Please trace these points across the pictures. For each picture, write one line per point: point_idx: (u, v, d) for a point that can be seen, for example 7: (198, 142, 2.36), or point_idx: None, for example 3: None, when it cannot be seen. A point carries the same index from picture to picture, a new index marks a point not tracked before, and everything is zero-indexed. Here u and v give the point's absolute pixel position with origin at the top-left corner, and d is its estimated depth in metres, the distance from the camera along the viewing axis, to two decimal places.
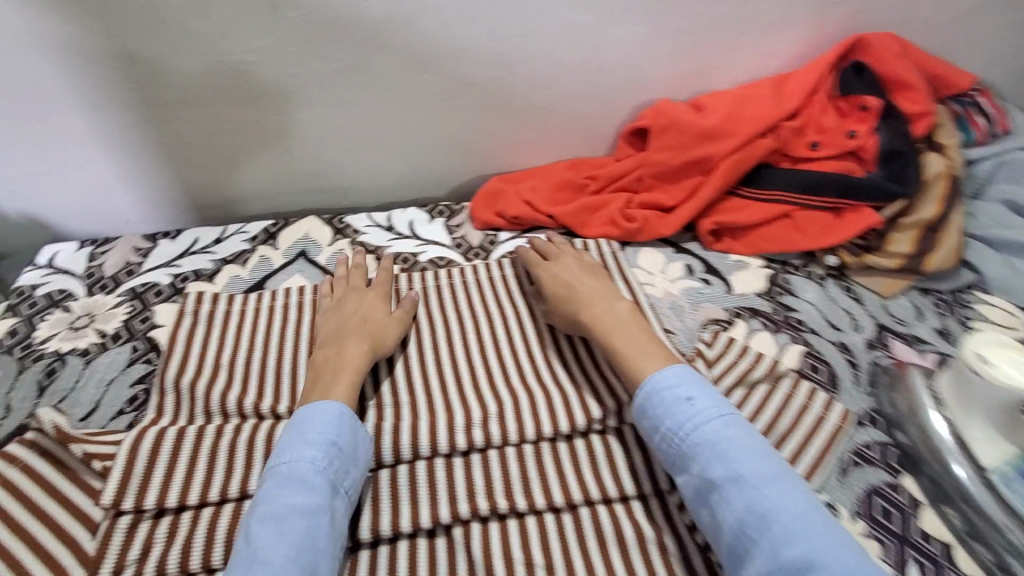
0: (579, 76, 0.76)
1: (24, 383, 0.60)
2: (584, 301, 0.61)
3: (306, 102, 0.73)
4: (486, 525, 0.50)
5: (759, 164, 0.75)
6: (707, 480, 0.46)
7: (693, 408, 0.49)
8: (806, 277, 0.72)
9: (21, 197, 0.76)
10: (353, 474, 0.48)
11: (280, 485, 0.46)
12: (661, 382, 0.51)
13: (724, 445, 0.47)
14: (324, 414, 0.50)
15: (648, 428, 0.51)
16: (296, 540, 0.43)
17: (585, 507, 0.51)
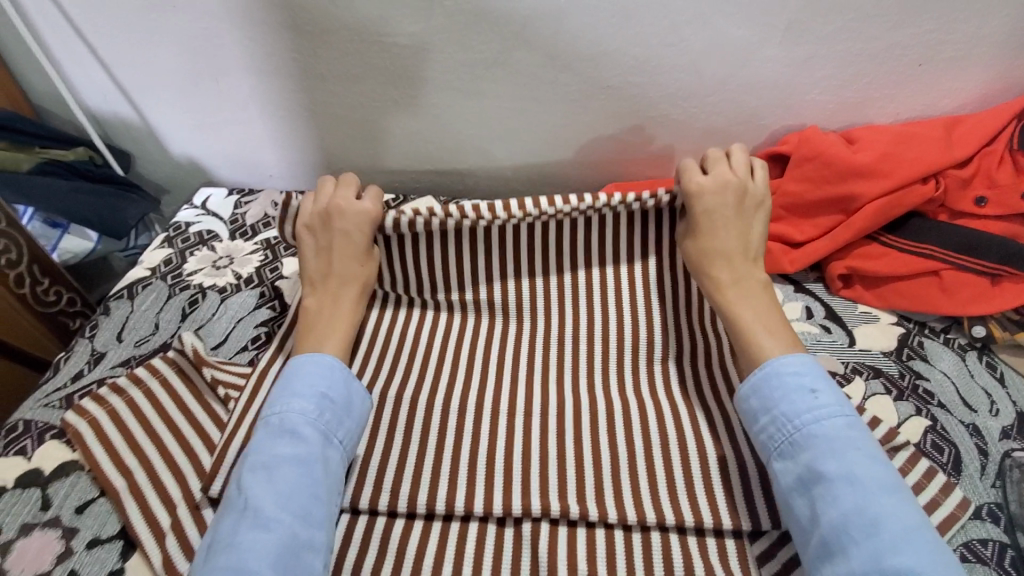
0: (719, 91, 0.73)
1: (171, 307, 0.67)
2: (722, 252, 0.57)
3: (444, 88, 0.76)
4: (555, 527, 0.50)
5: (909, 212, 0.69)
6: (817, 471, 0.44)
7: (816, 401, 0.48)
8: (943, 344, 0.65)
9: (189, 142, 0.85)
10: (346, 426, 0.51)
11: (271, 434, 0.48)
12: (786, 367, 0.50)
13: (843, 444, 0.45)
14: (316, 366, 0.52)
15: (759, 410, 0.50)
16: (285, 486, 0.45)
17: (656, 531, 0.50)
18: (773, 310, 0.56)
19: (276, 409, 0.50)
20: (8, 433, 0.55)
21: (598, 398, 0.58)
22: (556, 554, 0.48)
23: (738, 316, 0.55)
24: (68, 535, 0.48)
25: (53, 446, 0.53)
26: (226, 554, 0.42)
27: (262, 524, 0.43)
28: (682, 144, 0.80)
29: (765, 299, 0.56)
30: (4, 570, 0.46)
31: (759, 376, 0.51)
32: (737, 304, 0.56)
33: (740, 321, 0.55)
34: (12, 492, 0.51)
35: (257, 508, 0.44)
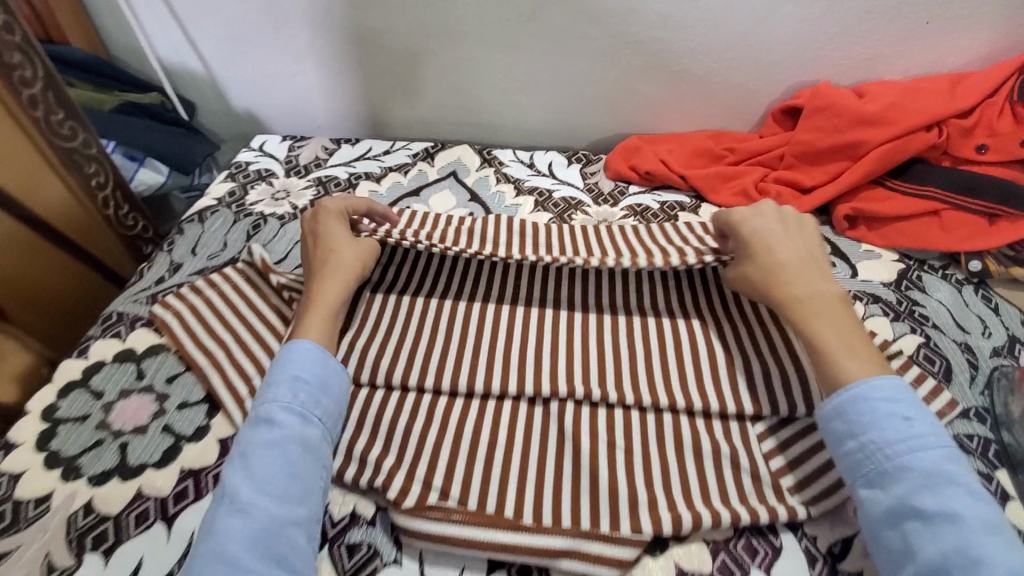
0: (738, 47, 0.79)
1: (237, 230, 0.75)
2: (789, 274, 0.56)
3: (484, 42, 0.83)
4: (579, 408, 0.55)
5: (912, 158, 0.74)
6: (913, 506, 0.42)
7: (911, 430, 0.45)
8: (941, 278, 0.70)
9: (248, 92, 0.94)
10: (323, 404, 0.51)
11: (251, 426, 0.49)
12: (876, 392, 0.47)
13: (943, 479, 0.43)
14: (288, 356, 0.52)
15: (843, 432, 0.47)
16: (261, 473, 0.45)
17: (669, 414, 0.55)
18: (852, 324, 0.52)
19: (258, 401, 0.50)
20: (105, 320, 0.63)
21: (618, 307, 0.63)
22: (580, 427, 0.54)
23: (822, 336, 0.51)
24: (161, 398, 0.56)
25: (144, 332, 0.61)
26: (206, 543, 0.42)
27: (239, 509, 0.43)
28: (701, 99, 0.86)
29: (843, 315, 0.53)
30: (109, 422, 0.54)
31: (844, 399, 0.48)
32: (813, 322, 0.52)
33: (822, 340, 0.51)
34: (111, 365, 0.59)
35: (231, 495, 0.44)
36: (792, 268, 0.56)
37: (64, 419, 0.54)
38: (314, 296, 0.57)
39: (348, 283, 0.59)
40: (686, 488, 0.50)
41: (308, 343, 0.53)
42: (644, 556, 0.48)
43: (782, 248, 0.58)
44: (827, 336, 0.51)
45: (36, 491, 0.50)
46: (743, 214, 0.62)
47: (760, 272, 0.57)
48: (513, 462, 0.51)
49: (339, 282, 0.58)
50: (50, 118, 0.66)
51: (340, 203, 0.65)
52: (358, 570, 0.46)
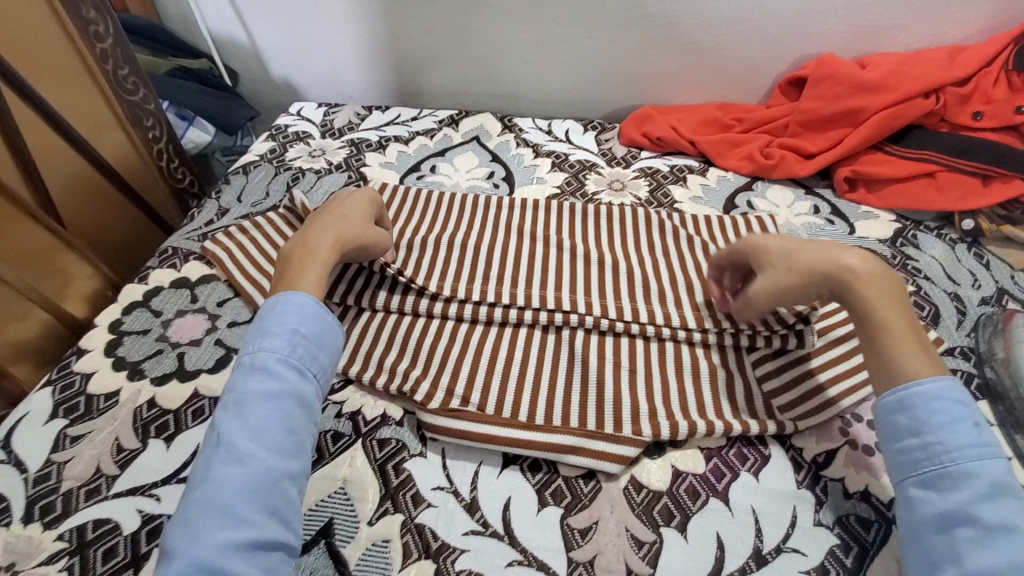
0: (747, 20, 0.84)
1: (278, 181, 0.82)
2: (842, 263, 0.50)
3: (506, 15, 0.88)
4: (588, 335, 0.60)
5: (910, 125, 0.78)
6: (972, 513, 0.39)
7: (979, 437, 0.41)
8: (935, 236, 0.74)
9: (286, 62, 1.01)
10: (319, 360, 0.50)
11: (243, 373, 0.47)
12: (949, 394, 0.43)
13: (1006, 490, 0.39)
14: (286, 306, 0.50)
15: (906, 428, 0.43)
16: (258, 424, 0.44)
17: (670, 342, 0.60)
18: (911, 315, 0.48)
19: (249, 350, 0.49)
20: (161, 254, 0.70)
21: (626, 253, 0.69)
22: (588, 350, 0.59)
23: (883, 326, 0.46)
24: (213, 317, 0.63)
25: (198, 263, 0.68)
26: (199, 491, 0.41)
27: (234, 458, 0.43)
28: (712, 71, 0.90)
29: (899, 297, 0.48)
30: (168, 335, 0.61)
31: (910, 397, 0.44)
32: (874, 314, 0.47)
33: (887, 331, 0.46)
34: (168, 290, 0.65)
35: (227, 444, 0.43)
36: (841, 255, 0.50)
37: (128, 331, 0.61)
38: (306, 251, 0.55)
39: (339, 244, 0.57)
40: (684, 402, 0.55)
41: (303, 296, 0.51)
42: (644, 458, 0.53)
43: (828, 242, 0.52)
44: (889, 325, 0.46)
45: (107, 388, 0.56)
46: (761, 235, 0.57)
47: (812, 266, 0.51)
48: (527, 376, 0.56)
49: (331, 240, 0.56)
50: (117, 73, 0.73)
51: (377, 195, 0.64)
52: (388, 459, 0.52)
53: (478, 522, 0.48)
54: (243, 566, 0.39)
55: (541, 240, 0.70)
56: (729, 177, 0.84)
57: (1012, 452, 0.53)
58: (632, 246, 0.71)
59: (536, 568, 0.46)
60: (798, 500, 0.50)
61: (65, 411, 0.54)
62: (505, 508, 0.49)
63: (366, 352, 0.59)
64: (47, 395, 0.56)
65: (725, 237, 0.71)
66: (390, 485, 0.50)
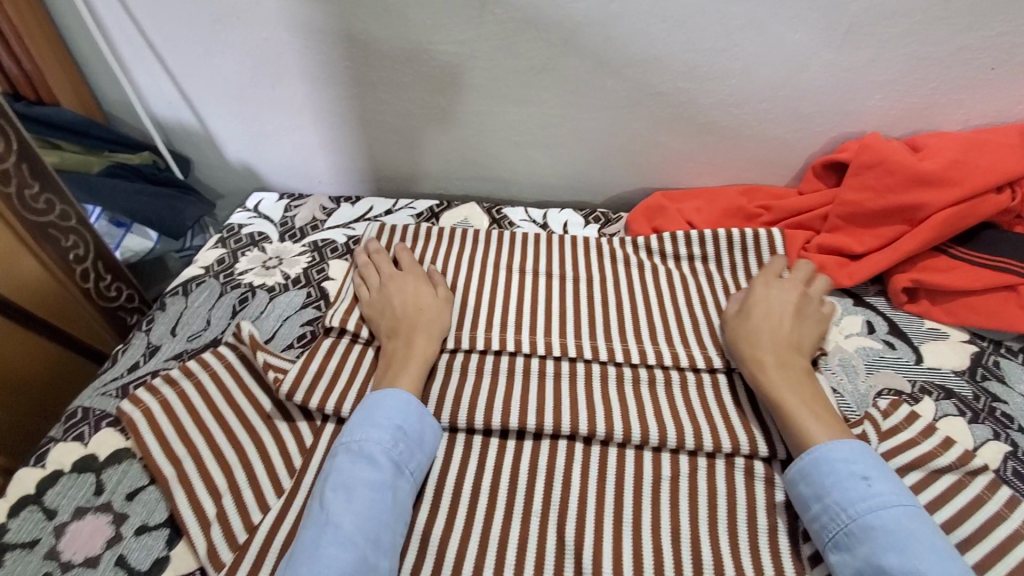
0: (773, 98, 0.71)
1: (222, 305, 0.68)
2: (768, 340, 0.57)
3: (491, 95, 0.76)
4: (605, 449, 0.53)
5: (979, 223, 0.65)
6: (877, 564, 0.42)
7: (870, 490, 0.46)
8: (1022, 366, 0.60)
9: (245, 147, 0.89)
10: (417, 458, 0.51)
11: (350, 460, 0.49)
12: (835, 453, 0.48)
13: (907, 538, 0.43)
14: (393, 400, 0.52)
15: (808, 495, 0.48)
16: (361, 509, 0.46)
17: (703, 458, 0.53)
18: (821, 403, 0.53)
19: (351, 438, 0.50)
20: (68, 419, 0.57)
21: (643, 344, 0.60)
22: (604, 473, 0.52)
23: (780, 401, 0.53)
24: (118, 520, 0.49)
25: (108, 434, 0.55)
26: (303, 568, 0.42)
27: (340, 542, 0.44)
28: (732, 152, 0.78)
29: (808, 385, 0.54)
30: (59, 551, 0.47)
31: (806, 462, 0.49)
32: (779, 391, 0.53)
33: (782, 402, 0.52)
34: (69, 475, 0.52)
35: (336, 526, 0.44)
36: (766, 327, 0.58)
37: (11, 545, 0.48)
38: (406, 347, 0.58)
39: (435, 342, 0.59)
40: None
41: (405, 392, 0.53)
42: None
43: (779, 318, 0.59)
44: (790, 404, 0.52)
45: None
46: (762, 278, 0.63)
47: (749, 335, 0.58)
48: (536, 501, 0.50)
49: (427, 338, 0.59)
50: (24, 192, 0.61)
51: (414, 263, 0.68)
52: None
53: None
54: None
55: (543, 334, 0.61)
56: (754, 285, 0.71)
57: None
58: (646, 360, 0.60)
59: None
60: None
61: None
62: None
63: None
64: None
65: None
66: None
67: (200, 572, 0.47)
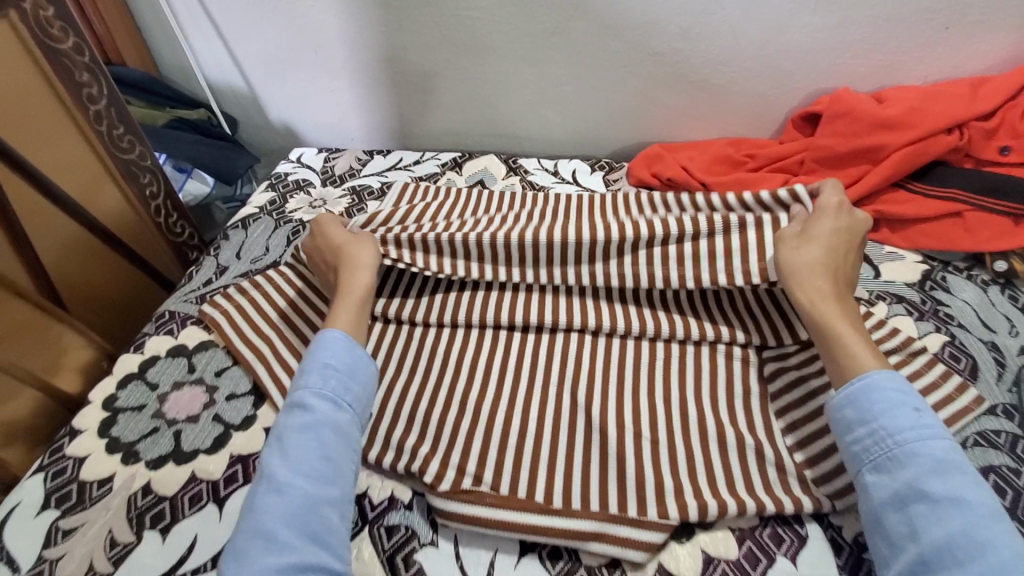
0: (757, 57, 0.81)
1: (278, 235, 0.79)
2: (824, 276, 0.54)
3: (508, 56, 0.86)
4: (610, 340, 0.62)
5: (933, 161, 0.75)
6: (919, 489, 0.40)
7: (922, 419, 0.43)
8: (966, 279, 0.71)
9: (286, 107, 0.99)
10: (352, 389, 0.51)
11: (285, 413, 0.50)
12: (889, 381, 0.46)
13: (953, 466, 0.41)
14: (321, 343, 0.53)
15: (853, 419, 0.46)
16: (294, 454, 0.46)
17: (692, 345, 0.61)
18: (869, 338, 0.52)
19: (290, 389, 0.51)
20: (158, 319, 0.67)
21: None
22: (609, 358, 0.60)
23: (835, 330, 0.51)
24: (211, 390, 0.60)
25: (194, 329, 0.65)
26: (245, 527, 0.43)
27: (275, 488, 0.44)
28: (722, 107, 0.88)
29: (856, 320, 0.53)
30: (164, 412, 0.58)
31: (856, 387, 0.47)
32: (835, 321, 0.51)
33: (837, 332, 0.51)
34: (164, 359, 0.63)
35: (268, 474, 0.45)
36: (816, 253, 0.56)
37: (122, 408, 0.58)
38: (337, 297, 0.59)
39: (371, 273, 0.60)
40: (702, 432, 0.54)
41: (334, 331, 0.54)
42: (672, 542, 0.48)
43: (836, 257, 0.56)
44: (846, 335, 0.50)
45: (99, 473, 0.53)
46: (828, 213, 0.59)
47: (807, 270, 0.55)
48: (551, 381, 0.59)
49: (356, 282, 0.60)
50: (112, 132, 0.71)
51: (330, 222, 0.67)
52: (396, 550, 0.48)
53: None
54: None
55: None
56: None
57: None
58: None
59: None
60: None
61: (58, 499, 0.51)
62: None
63: None
64: (38, 482, 0.53)
65: None
66: None
67: None
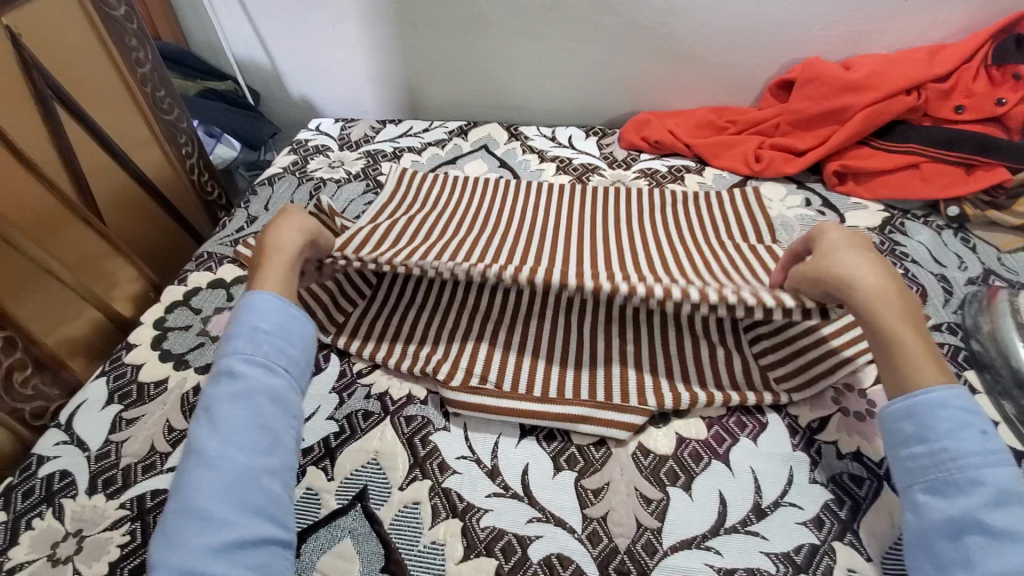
0: (737, 29, 0.89)
1: (301, 191, 0.87)
2: (888, 282, 0.49)
3: (510, 31, 0.94)
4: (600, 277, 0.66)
5: (895, 120, 0.82)
6: (981, 521, 0.39)
7: (986, 444, 0.42)
8: (922, 224, 0.78)
9: (305, 81, 1.08)
10: (286, 353, 0.50)
11: (215, 380, 0.48)
12: (954, 398, 0.43)
13: (1016, 497, 0.39)
14: (249, 304, 0.52)
15: (913, 435, 0.44)
16: (228, 424, 0.45)
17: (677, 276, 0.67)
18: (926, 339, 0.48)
19: (219, 356, 0.50)
20: (198, 258, 0.75)
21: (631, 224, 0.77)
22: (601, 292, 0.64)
23: (907, 341, 0.46)
24: None
25: (230, 266, 0.73)
26: (177, 502, 0.42)
27: (208, 461, 0.43)
28: (706, 76, 0.96)
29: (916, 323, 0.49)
30: (208, 330, 0.66)
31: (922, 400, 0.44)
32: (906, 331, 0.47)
33: (909, 343, 0.46)
34: (207, 290, 0.71)
35: (199, 446, 0.44)
36: (865, 258, 0.50)
37: (172, 327, 0.66)
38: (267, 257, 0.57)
39: (304, 234, 0.59)
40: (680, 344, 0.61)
41: (264, 295, 0.53)
42: (650, 427, 0.56)
43: (882, 260, 0.52)
44: (919, 347, 0.46)
45: (155, 376, 0.61)
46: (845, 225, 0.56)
47: (873, 275, 0.49)
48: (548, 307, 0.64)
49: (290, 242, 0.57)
50: (156, 94, 0.80)
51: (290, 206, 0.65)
52: (414, 433, 0.56)
53: (499, 486, 0.52)
54: (224, 563, 0.40)
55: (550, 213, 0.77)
56: (724, 175, 0.89)
57: (999, 416, 0.56)
58: (628, 222, 0.78)
59: (554, 524, 0.49)
60: (794, 461, 0.52)
61: (120, 397, 0.59)
62: (523, 472, 0.53)
63: (380, 329, 0.63)
64: (102, 383, 0.61)
65: (709, 213, 0.78)
66: (418, 455, 0.54)
67: None
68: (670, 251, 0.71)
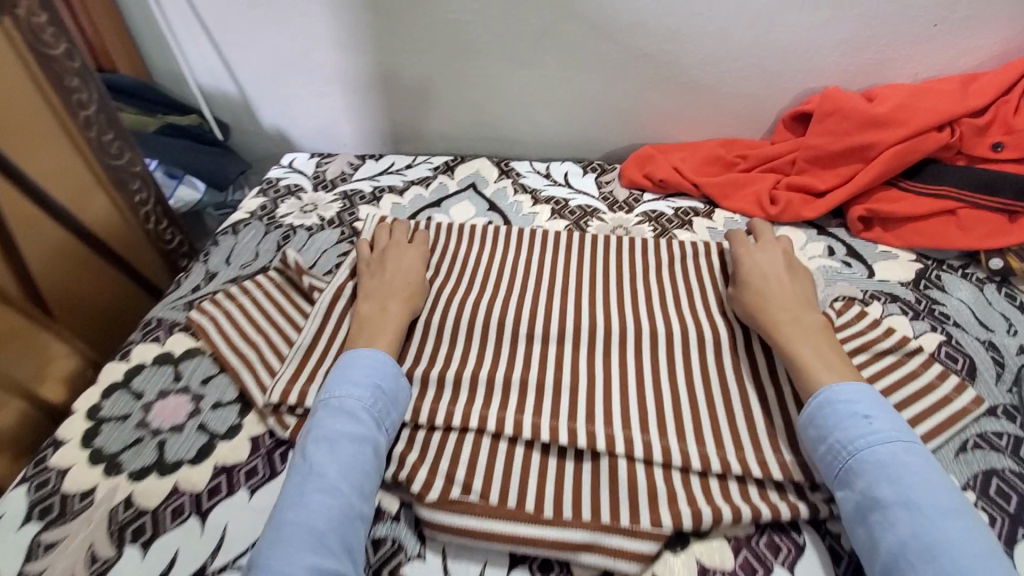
0: (747, 57, 0.81)
1: (268, 241, 0.78)
2: (777, 303, 0.57)
3: (497, 59, 0.86)
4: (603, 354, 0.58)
5: (925, 158, 0.74)
6: (872, 497, 0.42)
7: (870, 427, 0.45)
8: (961, 277, 0.70)
9: (277, 112, 0.99)
10: (392, 415, 0.51)
11: (326, 417, 0.49)
12: (840, 394, 0.48)
13: (902, 469, 0.42)
14: (364, 360, 0.53)
15: (813, 437, 0.48)
16: (344, 459, 0.46)
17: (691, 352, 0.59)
18: (828, 343, 0.54)
19: (327, 400, 0.51)
20: (145, 326, 0.66)
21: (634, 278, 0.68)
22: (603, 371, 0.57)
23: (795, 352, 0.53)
24: (197, 398, 0.58)
25: (182, 336, 0.64)
26: (279, 519, 0.43)
27: (326, 488, 0.44)
28: (713, 107, 0.87)
29: (817, 332, 0.55)
30: (149, 421, 0.57)
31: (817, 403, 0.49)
32: (795, 342, 0.54)
33: (793, 349, 0.53)
34: (151, 368, 0.62)
35: (317, 474, 0.45)
36: (765, 282, 0.60)
37: (107, 418, 0.57)
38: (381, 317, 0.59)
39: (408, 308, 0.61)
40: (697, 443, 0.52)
41: (377, 352, 0.55)
42: (666, 552, 0.47)
43: (779, 281, 0.60)
44: (806, 352, 0.52)
45: (83, 485, 0.52)
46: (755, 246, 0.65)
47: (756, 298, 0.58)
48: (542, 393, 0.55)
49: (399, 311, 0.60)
50: (102, 138, 0.71)
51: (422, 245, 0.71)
52: (383, 564, 0.47)
53: None
54: None
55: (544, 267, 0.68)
56: (736, 219, 0.80)
57: None
58: (632, 278, 0.69)
59: None
60: None
61: (40, 513, 0.50)
62: None
63: None
64: (21, 495, 0.52)
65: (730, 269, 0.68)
66: None
67: (268, 434, 0.56)
68: (680, 318, 0.62)
